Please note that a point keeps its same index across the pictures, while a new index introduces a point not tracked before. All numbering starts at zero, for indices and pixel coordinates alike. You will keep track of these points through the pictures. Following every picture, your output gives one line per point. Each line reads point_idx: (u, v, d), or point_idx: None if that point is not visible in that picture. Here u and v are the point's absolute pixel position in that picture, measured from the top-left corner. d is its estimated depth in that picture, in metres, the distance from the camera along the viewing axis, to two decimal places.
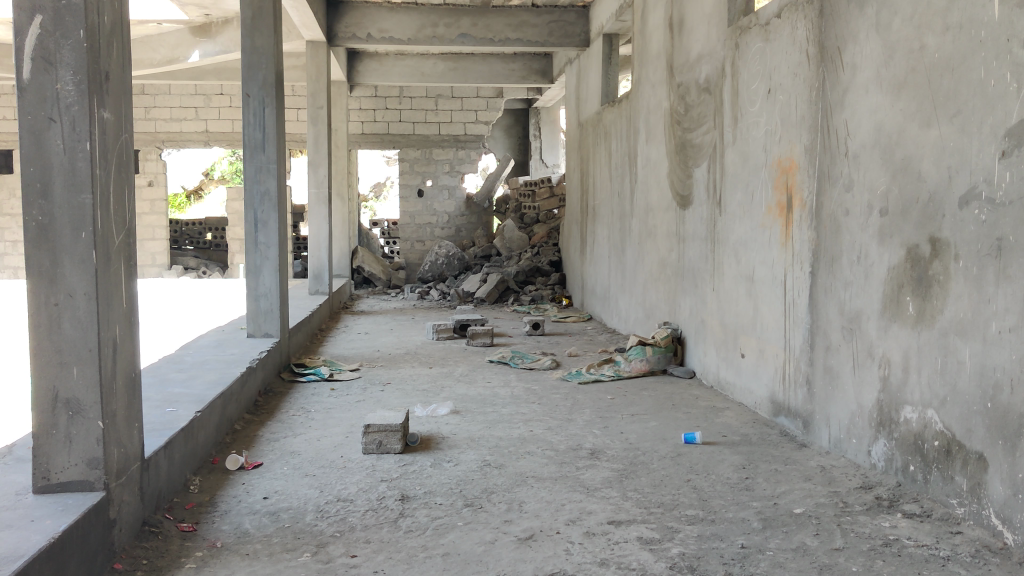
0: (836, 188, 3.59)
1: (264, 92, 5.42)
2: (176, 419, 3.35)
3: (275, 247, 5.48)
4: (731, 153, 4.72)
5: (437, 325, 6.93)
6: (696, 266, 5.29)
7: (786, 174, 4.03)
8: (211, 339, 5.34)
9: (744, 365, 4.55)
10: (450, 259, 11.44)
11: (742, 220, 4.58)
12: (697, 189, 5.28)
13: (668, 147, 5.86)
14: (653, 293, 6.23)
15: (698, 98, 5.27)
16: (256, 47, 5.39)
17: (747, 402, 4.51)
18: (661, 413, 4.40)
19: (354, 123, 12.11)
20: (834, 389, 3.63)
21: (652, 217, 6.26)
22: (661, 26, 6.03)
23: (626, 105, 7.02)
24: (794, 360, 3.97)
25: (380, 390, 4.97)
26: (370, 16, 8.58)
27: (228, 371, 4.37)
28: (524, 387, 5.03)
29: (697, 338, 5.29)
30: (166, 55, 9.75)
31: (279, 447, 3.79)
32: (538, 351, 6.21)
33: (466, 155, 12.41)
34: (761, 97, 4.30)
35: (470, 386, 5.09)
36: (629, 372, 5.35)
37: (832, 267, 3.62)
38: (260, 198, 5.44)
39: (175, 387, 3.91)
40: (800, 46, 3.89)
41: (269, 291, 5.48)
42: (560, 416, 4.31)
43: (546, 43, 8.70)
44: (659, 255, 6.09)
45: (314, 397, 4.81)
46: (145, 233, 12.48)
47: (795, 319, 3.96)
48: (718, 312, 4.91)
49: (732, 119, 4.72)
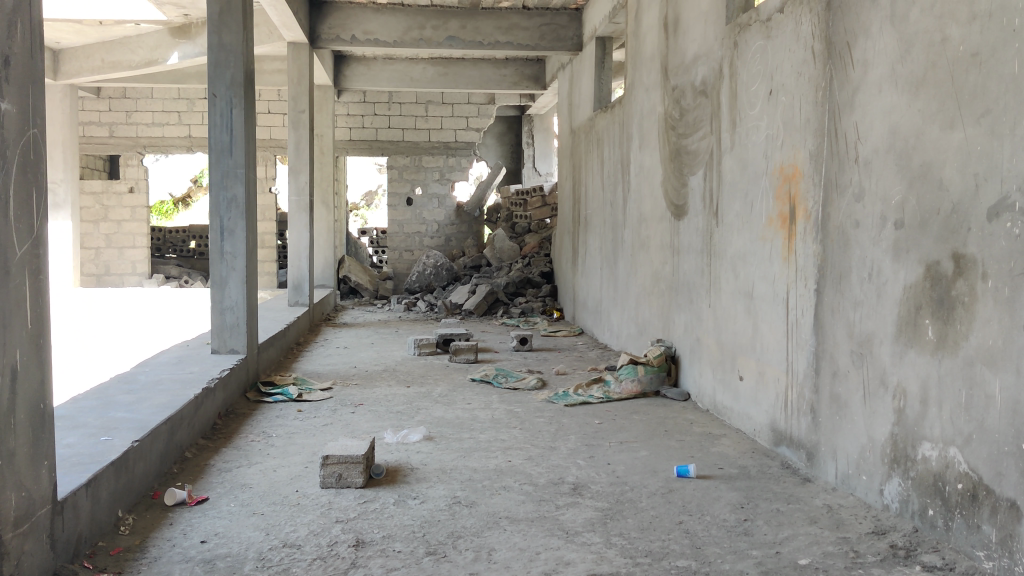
0: (845, 198, 3.26)
1: (232, 93, 5.07)
2: (110, 449, 3.00)
3: (242, 257, 5.13)
4: (729, 160, 4.39)
5: (418, 340, 6.57)
6: (691, 280, 4.96)
7: (789, 183, 3.70)
8: (171, 356, 4.98)
9: (742, 388, 4.22)
10: (438, 269, 11.09)
11: (740, 232, 4.25)
12: (692, 198, 4.95)
13: (662, 154, 5.52)
14: (646, 307, 5.88)
15: (693, 102, 4.94)
16: (223, 45, 5.04)
17: (746, 429, 4.17)
18: (651, 441, 4.06)
19: (342, 129, 11.85)
20: (841, 420, 3.29)
21: (645, 228, 5.93)
22: (656, 26, 5.71)
23: (619, 110, 6.69)
24: (797, 386, 3.63)
25: (350, 412, 4.62)
26: (355, 17, 8.24)
27: (182, 393, 4.01)
28: (507, 410, 4.68)
29: (692, 358, 4.94)
30: (145, 57, 9.41)
31: (230, 479, 3.44)
32: (524, 369, 5.86)
33: (457, 162, 12.08)
34: (762, 100, 3.98)
35: (449, 407, 4.73)
36: (620, 394, 5.01)
37: (840, 284, 3.29)
38: (226, 204, 5.08)
39: (118, 411, 3.56)
40: (805, 43, 3.56)
41: (236, 304, 5.14)
42: (543, 444, 3.96)
43: (537, 47, 8.38)
44: (652, 268, 5.75)
45: (278, 420, 4.46)
46: (126, 241, 12.05)
47: (799, 340, 3.62)
48: (715, 331, 4.57)
49: (730, 123, 4.39)
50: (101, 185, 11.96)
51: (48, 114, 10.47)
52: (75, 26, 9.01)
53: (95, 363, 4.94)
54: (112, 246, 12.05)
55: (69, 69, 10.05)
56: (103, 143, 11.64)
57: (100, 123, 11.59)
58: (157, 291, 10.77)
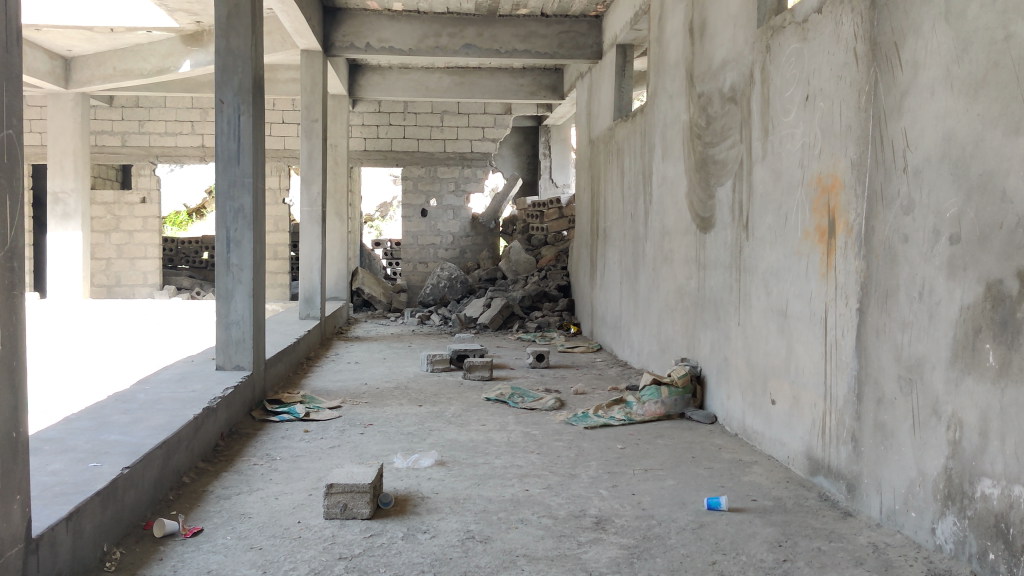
0: (892, 211, 3.02)
1: (240, 99, 4.89)
2: (97, 477, 2.78)
3: (249, 270, 4.91)
4: (760, 170, 4.16)
5: (431, 356, 6.35)
6: (719, 296, 4.72)
7: (828, 194, 3.46)
8: (174, 372, 4.78)
9: (774, 413, 3.97)
10: (453, 282, 10.87)
11: (772, 246, 4.00)
12: (719, 210, 4.72)
13: (687, 164, 5.30)
14: (669, 324, 5.64)
15: (721, 109, 4.71)
16: (231, 49, 4.85)
17: (779, 456, 3.92)
18: (678, 468, 3.81)
19: (356, 139, 11.66)
20: (886, 451, 3.04)
21: (668, 241, 5.70)
22: (681, 32, 5.49)
23: (640, 120, 6.47)
24: (837, 411, 3.38)
25: (359, 433, 4.39)
26: (370, 25, 8.05)
27: (181, 413, 3.79)
28: (523, 432, 4.45)
29: (719, 379, 4.70)
30: (157, 65, 9.25)
31: (229, 508, 3.22)
32: (541, 388, 5.62)
33: (472, 173, 11.88)
34: (797, 106, 3.74)
35: (463, 429, 4.50)
36: (642, 417, 4.77)
37: (886, 303, 3.04)
38: (232, 214, 4.87)
39: (111, 434, 3.34)
40: (846, 44, 3.32)
41: (242, 318, 4.92)
42: (562, 471, 3.72)
43: (556, 54, 8.16)
44: (676, 282, 5.51)
45: (284, 441, 4.24)
46: (137, 252, 11.88)
47: (838, 363, 3.38)
48: (744, 351, 4.33)
49: (761, 131, 4.15)
50: (112, 195, 11.81)
51: (60, 123, 10.36)
52: (86, 34, 8.90)
53: (91, 382, 4.71)
54: (123, 256, 11.89)
55: (80, 77, 9.99)
56: (115, 153, 11.51)
57: (113, 132, 11.47)
58: (166, 304, 10.61)
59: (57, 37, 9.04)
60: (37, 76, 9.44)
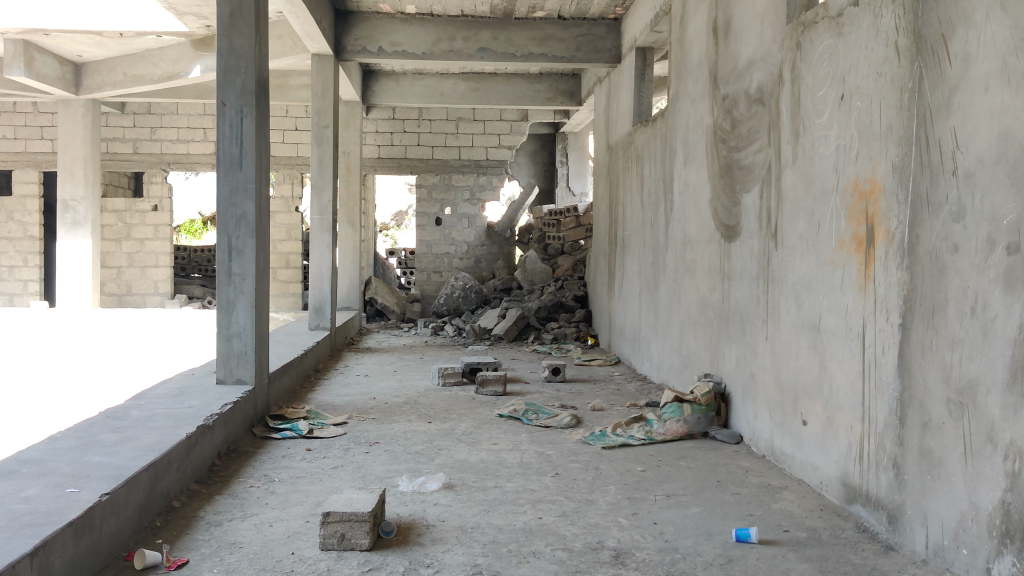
0: (939, 218, 2.76)
1: (243, 101, 4.67)
2: (72, 505, 2.56)
3: (251, 279, 4.67)
4: (790, 176, 3.91)
5: (443, 370, 6.12)
6: (744, 308, 4.47)
7: (866, 201, 3.21)
8: (172, 387, 4.56)
9: (806, 434, 3.72)
10: (467, 292, 10.63)
11: (804, 256, 3.75)
12: (745, 218, 4.47)
13: (710, 169, 5.05)
14: (692, 338, 5.39)
15: (747, 111, 4.47)
16: (234, 49, 4.64)
17: (811, 482, 3.66)
18: (702, 494, 3.56)
19: (370, 146, 11.47)
20: (933, 479, 2.77)
21: (691, 250, 5.44)
22: (704, 32, 5.26)
23: (661, 124, 6.23)
24: (876, 435, 3.12)
25: (364, 452, 4.16)
26: (382, 28, 7.85)
27: (173, 432, 3.57)
28: (538, 452, 4.20)
29: (745, 397, 4.44)
30: (166, 70, 9.09)
31: (219, 536, 2.99)
32: (556, 404, 5.37)
33: (487, 181, 11.67)
34: (831, 106, 3.50)
35: (474, 449, 4.26)
36: (663, 436, 4.51)
37: (932, 319, 2.79)
38: (234, 221, 4.65)
39: (95, 456, 3.13)
40: (886, 37, 3.07)
41: (244, 330, 4.70)
42: (578, 496, 3.48)
43: (573, 58, 7.98)
44: (698, 294, 5.26)
45: (284, 461, 4.02)
46: (148, 260, 11.71)
47: (878, 384, 3.11)
48: (773, 368, 4.08)
49: (791, 134, 3.91)
50: (124, 203, 11.64)
51: (70, 130, 10.24)
52: (96, 39, 8.75)
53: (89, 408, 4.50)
54: (133, 265, 11.71)
55: (91, 84, 9.87)
56: (127, 160, 11.37)
57: (124, 139, 11.33)
58: (159, 315, 10.34)
59: (66, 42, 8.89)
60: (48, 82, 9.30)
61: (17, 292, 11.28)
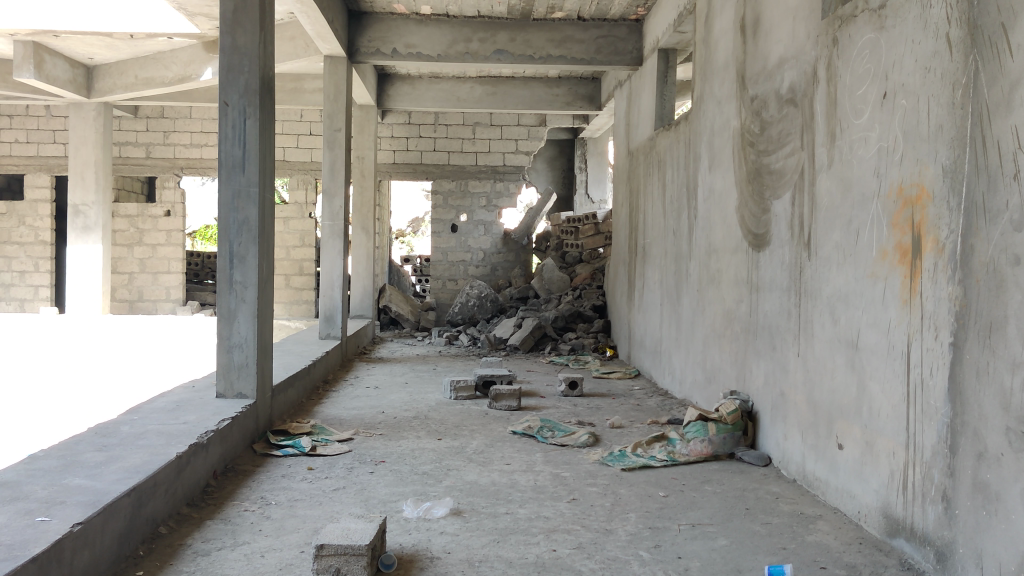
0: (997, 227, 2.49)
1: (246, 101, 4.44)
2: (39, 537, 2.33)
3: (254, 288, 4.45)
4: (826, 181, 3.64)
5: (455, 383, 5.88)
6: (774, 322, 4.20)
7: (912, 208, 2.94)
8: (170, 400, 4.35)
9: (842, 459, 3.45)
10: (482, 300, 10.39)
11: (840, 268, 3.49)
12: (775, 226, 4.21)
13: (738, 175, 4.79)
14: (716, 352, 5.12)
15: (778, 113, 4.21)
16: (237, 47, 4.42)
17: (848, 511, 3.39)
18: (730, 524, 3.30)
19: (385, 151, 11.28)
20: (989, 516, 2.50)
21: (716, 260, 5.18)
22: (731, 30, 5.00)
23: (684, 128, 5.98)
24: (923, 463, 2.85)
25: (368, 473, 3.91)
26: (396, 29, 7.63)
27: (164, 451, 3.35)
28: (553, 474, 3.95)
29: (774, 416, 4.17)
30: (178, 72, 8.92)
31: (205, 567, 2.76)
32: (573, 420, 5.12)
33: (505, 188, 11.44)
34: (872, 106, 3.23)
35: (485, 470, 4.01)
36: (687, 457, 4.25)
37: (989, 338, 2.52)
38: (236, 227, 4.43)
39: (75, 479, 2.91)
40: (935, 30, 2.81)
41: (245, 341, 4.47)
42: (595, 525, 3.22)
43: (593, 61, 7.74)
44: (723, 305, 5.00)
45: (283, 482, 3.78)
46: (160, 266, 11.54)
47: (925, 408, 2.85)
48: (805, 386, 3.82)
49: (827, 136, 3.64)
50: (136, 208, 11.49)
51: (82, 134, 10.09)
52: (106, 40, 8.60)
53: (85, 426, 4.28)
54: (145, 271, 11.56)
55: (102, 87, 9.73)
56: (139, 165, 11.23)
57: (137, 143, 11.19)
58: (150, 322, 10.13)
59: (77, 44, 8.77)
60: (59, 85, 9.17)
61: (28, 298, 11.20)
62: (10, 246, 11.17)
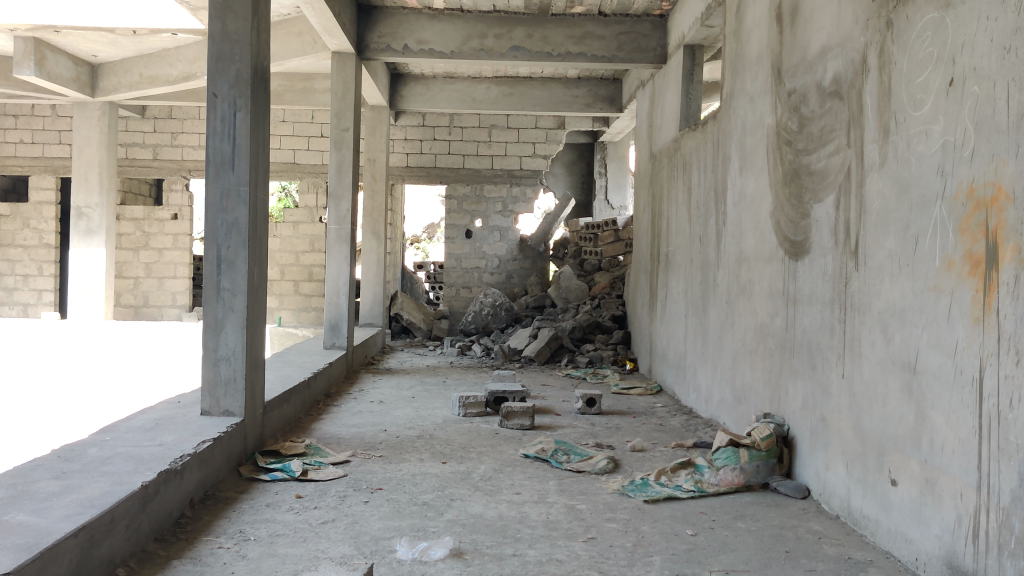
0: None
1: (237, 93, 4.08)
2: None
3: (244, 295, 4.07)
4: (877, 181, 3.24)
5: (464, 399, 5.50)
6: (814, 339, 3.80)
7: (986, 210, 2.54)
8: (149, 418, 3.98)
9: (896, 497, 3.04)
10: (497, 309, 9.99)
11: (895, 279, 3.08)
12: (816, 232, 3.80)
13: (773, 177, 4.38)
14: (747, 370, 4.71)
15: (820, 108, 3.80)
16: (227, 34, 4.06)
17: (903, 557, 2.98)
18: (769, 571, 2.89)
19: (398, 154, 10.95)
20: None
21: (747, 269, 4.78)
22: (766, 19, 4.60)
23: (712, 127, 5.57)
24: (999, 509, 2.44)
25: (362, 503, 3.53)
26: (408, 24, 7.27)
27: (129, 480, 2.98)
28: (568, 506, 3.55)
29: (814, 444, 3.76)
30: (183, 71, 8.61)
31: None
32: (590, 442, 4.72)
33: (521, 193, 11.06)
34: (935, 94, 2.83)
35: (492, 500, 3.61)
36: (716, 488, 3.86)
37: None
38: (224, 229, 4.06)
39: (17, 515, 2.54)
40: (1016, 4, 2.41)
41: (233, 354, 4.09)
42: (614, 571, 2.82)
43: (614, 58, 7.35)
44: (756, 319, 4.59)
45: (267, 512, 3.40)
46: (166, 271, 11.23)
47: (1002, 445, 2.43)
48: (851, 412, 3.40)
49: (879, 130, 3.23)
50: (142, 211, 11.20)
51: (86, 134, 9.80)
52: (109, 37, 8.30)
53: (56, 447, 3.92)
54: (151, 275, 11.25)
55: (107, 85, 9.43)
56: (146, 166, 10.94)
57: (144, 144, 10.90)
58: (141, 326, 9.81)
59: (79, 40, 8.47)
60: (61, 83, 8.88)
61: (31, 302, 10.91)
62: (14, 249, 10.91)
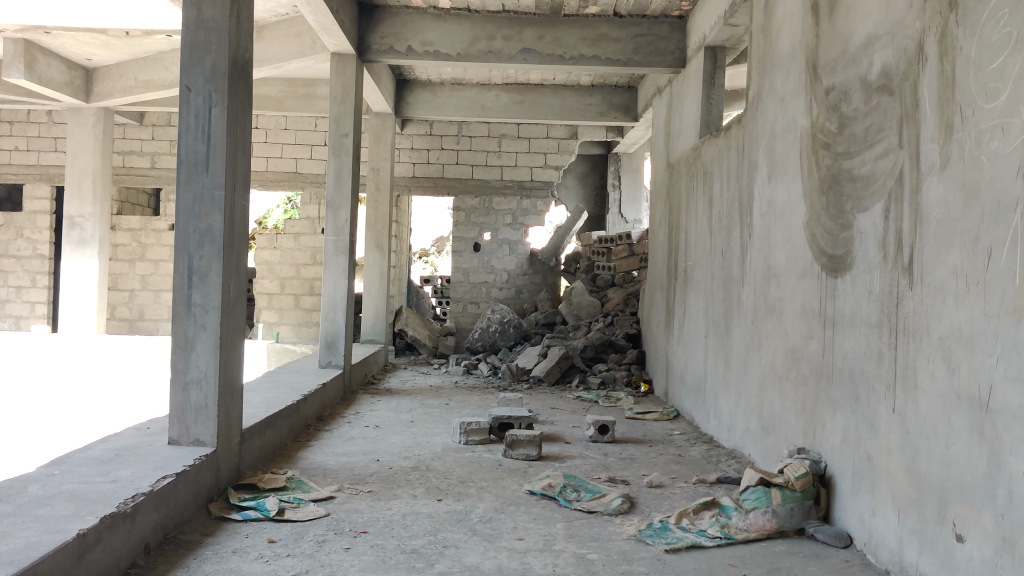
0: None
1: (212, 87, 3.67)
2: None
3: (217, 312, 3.66)
4: (937, 187, 2.79)
5: (465, 425, 5.05)
6: (857, 366, 3.35)
7: None
8: (109, 448, 3.56)
9: (963, 556, 2.58)
10: (504, 326, 9.56)
11: (962, 300, 2.63)
12: (860, 245, 3.36)
13: (808, 184, 3.94)
14: (776, 398, 4.27)
15: (865, 105, 3.37)
16: (203, 21, 3.66)
17: None
18: None
19: (403, 164, 10.53)
20: None
21: (777, 286, 4.33)
22: (799, 10, 4.17)
23: (736, 132, 5.14)
24: None
25: (342, 550, 3.09)
26: (412, 25, 6.88)
27: (65, 525, 2.56)
28: (578, 556, 3.11)
29: (857, 486, 3.31)
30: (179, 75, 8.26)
31: None
32: (602, 475, 4.28)
33: (532, 205, 10.67)
34: (1015, 82, 2.39)
35: (491, 547, 3.17)
36: (744, 534, 3.41)
37: None
38: (196, 238, 3.65)
39: None
40: None
41: (205, 377, 3.67)
42: None
43: (630, 62, 6.94)
44: (786, 341, 4.15)
45: (233, 560, 2.97)
46: (163, 284, 10.85)
47: None
48: (903, 452, 2.95)
49: (940, 128, 2.79)
50: (139, 221, 10.84)
51: (80, 141, 9.46)
52: (102, 39, 7.96)
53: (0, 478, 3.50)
54: (147, 288, 10.87)
55: (101, 90, 9.11)
56: (143, 175, 10.58)
57: (142, 153, 10.56)
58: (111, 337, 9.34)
59: (71, 42, 8.13)
60: (52, 88, 8.53)
61: (23, 314, 10.55)
62: (6, 259, 10.57)
